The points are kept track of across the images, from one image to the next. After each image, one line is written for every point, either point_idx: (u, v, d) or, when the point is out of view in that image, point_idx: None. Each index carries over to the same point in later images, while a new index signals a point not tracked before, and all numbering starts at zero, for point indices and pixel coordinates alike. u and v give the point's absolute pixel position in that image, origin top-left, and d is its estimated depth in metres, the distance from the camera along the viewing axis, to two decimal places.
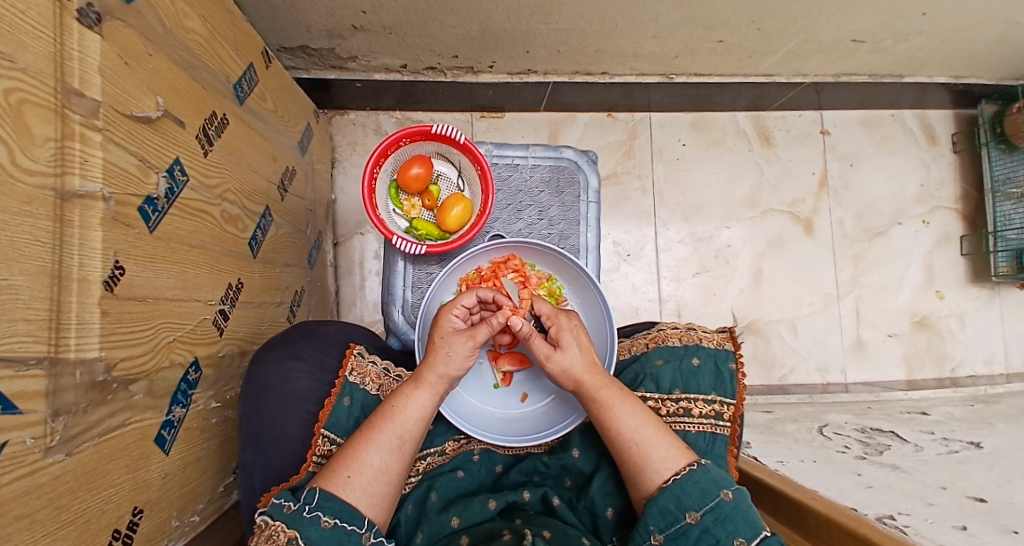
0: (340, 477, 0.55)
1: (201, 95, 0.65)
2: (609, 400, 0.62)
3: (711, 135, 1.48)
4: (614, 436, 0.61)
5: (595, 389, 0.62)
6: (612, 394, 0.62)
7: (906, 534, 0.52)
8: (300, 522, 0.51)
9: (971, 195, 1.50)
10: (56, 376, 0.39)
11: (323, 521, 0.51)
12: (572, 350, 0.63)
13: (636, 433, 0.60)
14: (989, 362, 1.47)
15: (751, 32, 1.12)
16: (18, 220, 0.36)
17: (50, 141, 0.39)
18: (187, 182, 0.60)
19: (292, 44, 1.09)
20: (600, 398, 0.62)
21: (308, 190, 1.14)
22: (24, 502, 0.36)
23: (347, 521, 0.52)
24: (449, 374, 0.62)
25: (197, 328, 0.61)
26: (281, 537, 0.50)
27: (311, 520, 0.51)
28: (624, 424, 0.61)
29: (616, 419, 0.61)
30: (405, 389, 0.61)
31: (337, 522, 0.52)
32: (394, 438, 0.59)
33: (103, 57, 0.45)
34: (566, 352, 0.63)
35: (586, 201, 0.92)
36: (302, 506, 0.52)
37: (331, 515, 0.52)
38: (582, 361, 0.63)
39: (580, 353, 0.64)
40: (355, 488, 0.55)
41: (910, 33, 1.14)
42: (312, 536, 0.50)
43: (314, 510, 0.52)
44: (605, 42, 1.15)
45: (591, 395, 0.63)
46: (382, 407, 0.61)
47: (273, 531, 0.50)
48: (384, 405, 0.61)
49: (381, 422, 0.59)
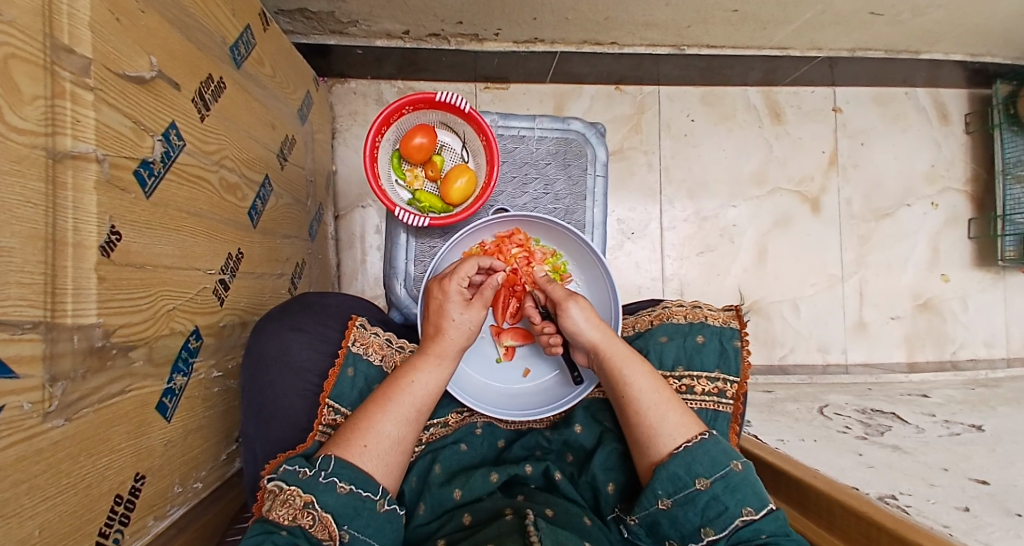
0: (356, 446, 0.56)
1: (196, 57, 0.62)
2: (624, 362, 0.64)
3: (720, 109, 1.44)
4: (630, 397, 0.62)
5: (612, 349, 0.65)
6: (628, 356, 0.64)
7: (907, 513, 0.53)
8: (316, 487, 0.51)
9: (983, 177, 1.47)
10: (53, 341, 0.39)
11: (339, 487, 0.51)
12: (581, 307, 0.67)
13: (652, 395, 0.61)
14: (990, 345, 1.47)
15: (767, 1, 1.07)
16: (8, 181, 0.34)
17: (39, 99, 0.37)
18: (183, 147, 0.58)
19: (290, 6, 1.04)
20: (616, 358, 0.64)
21: (308, 160, 1.12)
22: (23, 466, 0.35)
23: (362, 488, 0.53)
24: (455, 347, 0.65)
25: (197, 297, 0.61)
26: (297, 502, 0.50)
27: (328, 486, 0.51)
28: (638, 387, 0.62)
29: (630, 382, 0.62)
30: (418, 363, 0.63)
31: (353, 488, 0.52)
32: (410, 409, 0.60)
33: (92, 12, 0.42)
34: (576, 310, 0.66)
35: (593, 175, 0.90)
36: (318, 472, 0.52)
37: (347, 481, 0.52)
38: (589, 321, 0.66)
39: (586, 320, 0.66)
40: (371, 456, 0.56)
41: (932, 5, 1.09)
42: (329, 501, 0.50)
43: (330, 475, 0.52)
44: (615, 10, 1.11)
45: (605, 357, 0.65)
46: (394, 380, 0.62)
47: (289, 494, 0.50)
48: (393, 380, 0.62)
49: (395, 393, 0.60)
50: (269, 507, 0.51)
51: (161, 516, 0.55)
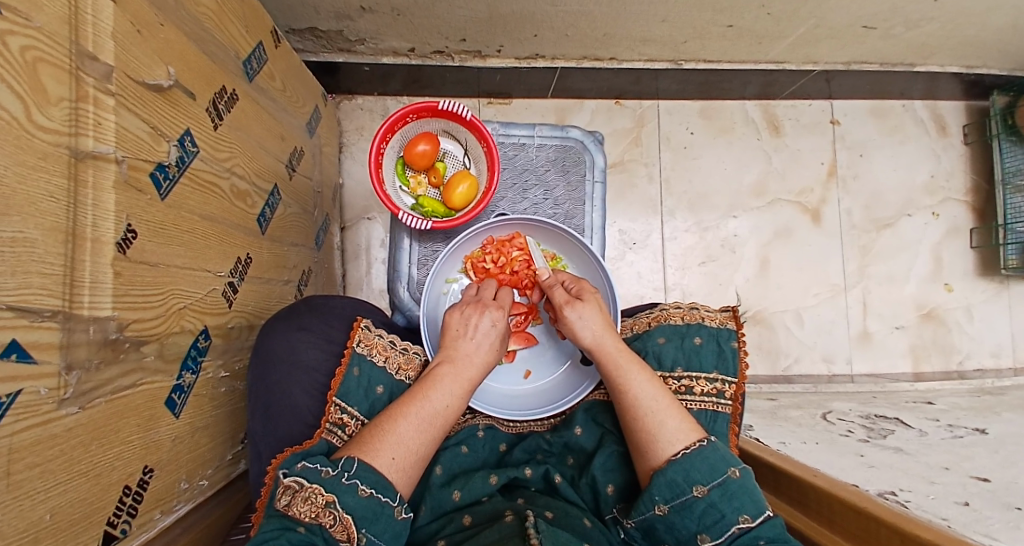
0: (384, 457, 0.55)
1: (211, 69, 0.65)
2: (627, 367, 0.63)
3: (719, 122, 1.46)
4: (630, 403, 0.61)
5: (615, 353, 0.65)
6: (630, 361, 0.64)
7: (906, 508, 0.52)
8: (338, 487, 0.50)
9: (982, 187, 1.48)
10: (70, 330, 0.40)
11: (361, 489, 0.51)
12: (592, 306, 0.68)
13: (652, 402, 0.61)
14: (997, 356, 1.45)
15: (762, 16, 1.10)
16: (32, 176, 0.36)
17: (64, 101, 0.40)
18: (197, 153, 0.61)
19: (300, 25, 1.09)
20: (619, 362, 0.64)
21: (315, 172, 1.15)
22: (36, 450, 0.37)
23: (382, 493, 0.52)
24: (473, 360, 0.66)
25: (206, 298, 0.62)
26: (319, 500, 0.50)
27: (349, 487, 0.50)
28: (640, 393, 0.61)
29: (632, 386, 0.62)
30: (439, 382, 0.63)
31: (374, 493, 0.51)
32: (433, 428, 0.60)
33: (115, 23, 0.45)
34: (585, 306, 0.67)
35: (592, 181, 0.92)
36: (341, 473, 0.52)
37: (369, 485, 0.51)
38: (600, 320, 0.67)
39: (598, 316, 0.67)
40: (399, 469, 0.55)
41: (924, 19, 1.12)
42: (349, 503, 0.50)
43: (352, 478, 0.51)
44: (614, 26, 1.14)
45: (608, 362, 0.64)
46: (416, 395, 0.61)
47: (312, 492, 0.50)
48: (414, 394, 0.61)
49: (421, 409, 0.59)
50: (291, 506, 0.50)
51: (166, 511, 0.56)
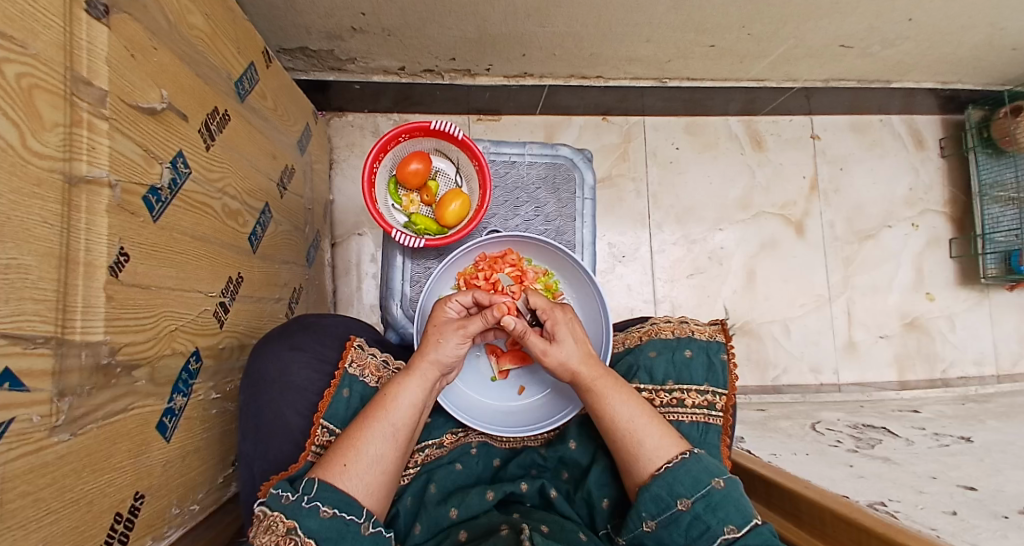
0: (337, 466, 0.56)
1: (203, 90, 0.66)
2: (604, 391, 0.63)
3: (703, 138, 1.50)
4: (608, 426, 0.62)
5: (591, 379, 0.64)
6: (607, 384, 0.64)
7: (895, 518, 0.54)
8: (299, 512, 0.51)
9: (958, 198, 1.54)
10: (62, 356, 0.40)
11: (322, 511, 0.52)
12: (568, 342, 0.65)
13: (630, 421, 0.61)
14: (979, 363, 1.49)
15: (742, 37, 1.14)
16: (27, 202, 0.36)
17: (59, 126, 0.40)
18: (189, 175, 0.61)
19: (292, 44, 1.11)
20: (596, 388, 0.63)
21: (306, 190, 1.15)
22: (28, 479, 0.36)
23: (346, 511, 0.53)
24: (441, 361, 0.64)
25: (198, 319, 0.62)
26: (280, 527, 0.51)
27: (310, 510, 0.51)
28: (618, 414, 0.62)
29: (612, 410, 0.62)
30: (399, 379, 0.63)
31: (336, 512, 0.52)
32: (388, 426, 0.59)
33: (109, 48, 0.46)
34: (562, 345, 0.65)
35: (582, 198, 0.93)
36: (302, 496, 0.53)
37: (330, 505, 0.53)
38: (578, 353, 0.65)
39: (576, 346, 0.65)
40: (352, 475, 0.56)
41: (897, 38, 1.17)
42: (312, 526, 0.51)
43: (312, 500, 0.52)
44: (600, 46, 1.18)
45: (591, 388, 0.64)
46: (377, 398, 0.62)
47: (273, 520, 0.51)
48: (379, 395, 0.62)
49: (375, 411, 0.60)
50: (254, 536, 0.51)
51: (159, 537, 0.55)
